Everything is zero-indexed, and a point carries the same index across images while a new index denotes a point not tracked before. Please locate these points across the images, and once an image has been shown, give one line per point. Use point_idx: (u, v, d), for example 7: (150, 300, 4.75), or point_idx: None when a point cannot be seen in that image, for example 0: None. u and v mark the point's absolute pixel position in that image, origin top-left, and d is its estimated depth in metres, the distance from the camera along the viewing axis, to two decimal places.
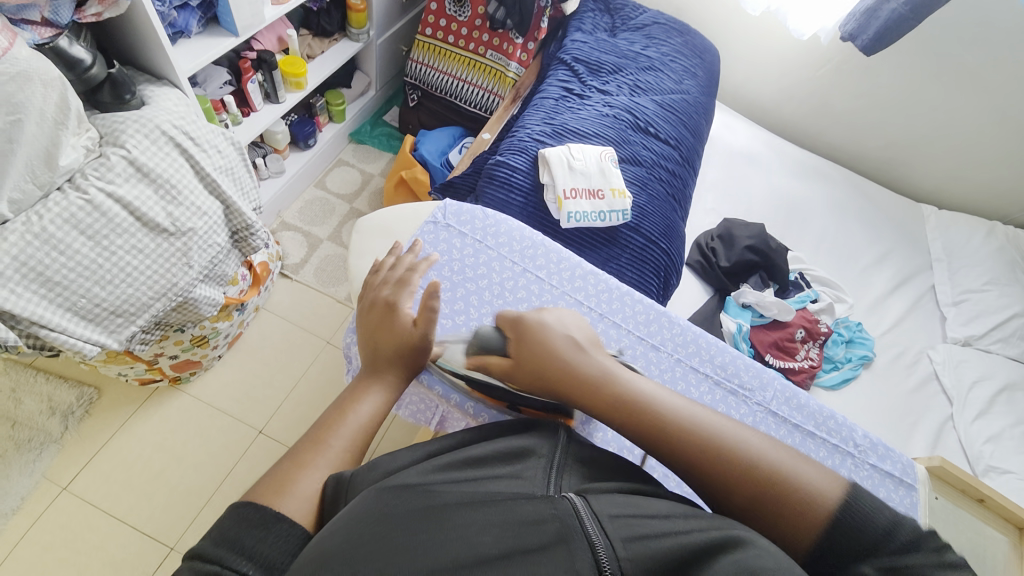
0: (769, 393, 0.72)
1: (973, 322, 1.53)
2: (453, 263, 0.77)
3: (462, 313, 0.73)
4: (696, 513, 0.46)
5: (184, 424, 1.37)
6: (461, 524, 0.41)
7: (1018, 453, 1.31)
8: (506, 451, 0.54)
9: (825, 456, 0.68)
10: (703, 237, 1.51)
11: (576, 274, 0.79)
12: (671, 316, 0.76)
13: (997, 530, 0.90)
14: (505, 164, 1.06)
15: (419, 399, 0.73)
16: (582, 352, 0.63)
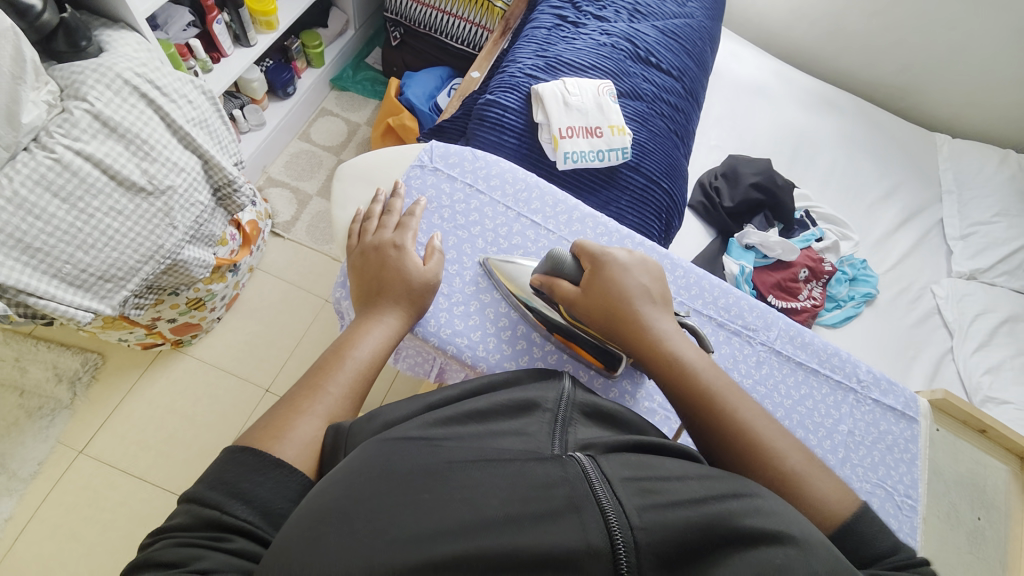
0: (774, 332, 0.69)
1: (980, 255, 1.50)
2: (444, 210, 0.72)
3: (455, 262, 0.70)
4: (713, 476, 0.45)
5: (191, 386, 1.38)
6: (467, 487, 0.39)
7: (1017, 383, 1.32)
8: (511, 404, 0.52)
9: (828, 393, 0.67)
10: (707, 176, 1.45)
11: (574, 217, 0.75)
12: (672, 258, 0.71)
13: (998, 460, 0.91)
14: (497, 103, 1.00)
15: (416, 351, 0.72)
16: (645, 288, 0.62)
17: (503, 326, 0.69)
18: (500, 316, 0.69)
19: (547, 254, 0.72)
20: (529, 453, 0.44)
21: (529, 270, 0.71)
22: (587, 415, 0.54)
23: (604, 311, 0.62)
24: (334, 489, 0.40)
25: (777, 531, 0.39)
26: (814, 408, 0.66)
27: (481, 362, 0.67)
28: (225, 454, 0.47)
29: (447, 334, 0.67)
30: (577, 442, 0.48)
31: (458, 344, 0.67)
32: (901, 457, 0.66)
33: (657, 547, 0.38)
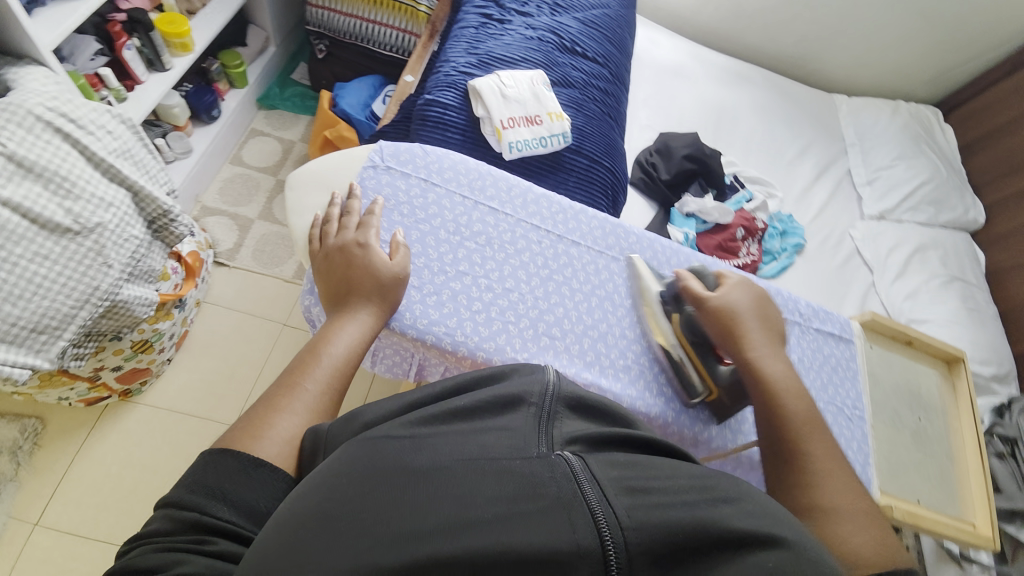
0: (723, 281, 0.75)
1: (886, 197, 1.68)
2: (402, 206, 0.73)
3: (421, 255, 0.71)
4: (704, 475, 0.45)
5: (148, 435, 1.29)
6: (453, 495, 0.39)
7: (932, 304, 1.49)
8: (498, 399, 0.51)
9: (775, 329, 0.74)
10: (642, 154, 1.52)
11: (529, 199, 0.78)
12: (624, 226, 0.80)
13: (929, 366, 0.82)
14: (437, 102, 1.02)
15: (393, 349, 0.72)
16: (751, 311, 0.71)
17: (477, 310, 0.70)
18: (473, 300, 0.71)
19: (508, 237, 0.75)
20: (516, 449, 0.44)
21: (493, 254, 0.74)
22: (573, 408, 0.52)
23: (725, 320, 0.69)
24: (318, 493, 0.42)
25: (773, 531, 0.40)
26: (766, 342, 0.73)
27: (462, 347, 0.68)
28: (204, 458, 0.46)
29: (424, 325, 0.67)
30: (564, 438, 0.47)
31: (436, 333, 0.67)
32: (845, 374, 0.75)
33: (648, 549, 0.37)
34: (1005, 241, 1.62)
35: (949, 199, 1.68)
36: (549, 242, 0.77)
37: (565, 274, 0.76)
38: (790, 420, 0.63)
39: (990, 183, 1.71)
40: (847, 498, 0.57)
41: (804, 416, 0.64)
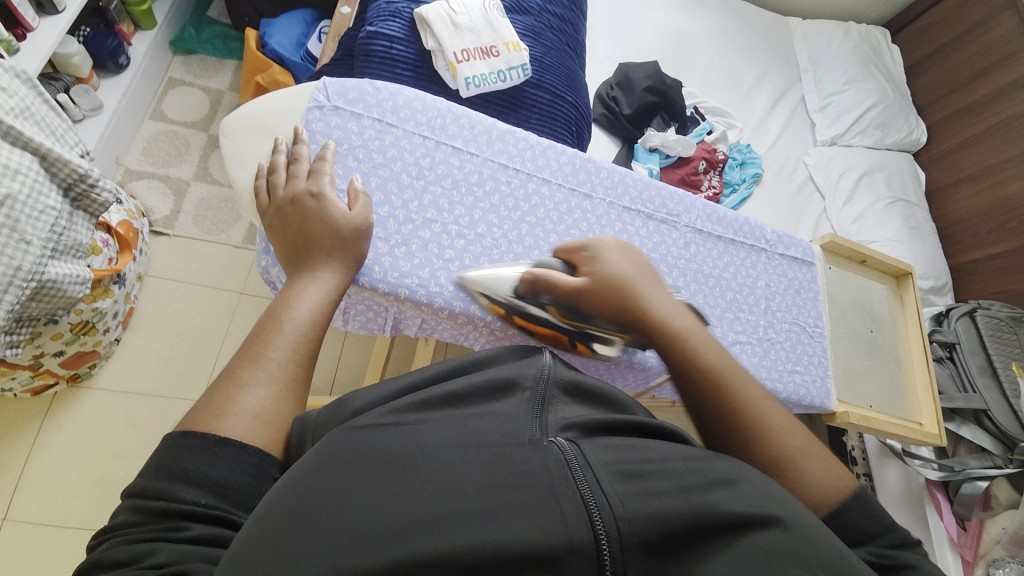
0: (695, 214, 0.74)
1: (837, 122, 1.71)
2: (357, 150, 0.67)
3: (384, 204, 0.66)
4: (698, 457, 0.44)
5: (108, 420, 1.23)
6: (438, 488, 0.37)
7: (880, 224, 1.57)
8: (492, 384, 0.50)
9: (745, 257, 0.75)
10: (603, 87, 1.47)
11: (494, 136, 0.71)
12: (594, 161, 0.71)
13: (879, 282, 0.86)
14: (382, 34, 0.93)
15: (366, 304, 0.69)
16: (637, 273, 0.62)
17: (450, 258, 0.66)
18: (444, 248, 0.67)
19: (475, 178, 0.69)
20: (511, 437, 0.43)
21: (462, 198, 0.68)
22: (571, 392, 0.52)
23: (614, 297, 0.60)
24: (296, 493, 0.39)
25: (766, 510, 0.39)
26: (736, 272, 0.74)
27: (438, 298, 0.65)
28: (165, 441, 0.43)
29: (396, 278, 0.64)
30: (563, 424, 0.45)
31: (409, 286, 0.64)
32: (807, 295, 0.78)
33: (643, 540, 0.36)
34: (944, 160, 1.68)
35: (895, 121, 1.73)
36: (518, 182, 0.70)
37: (538, 215, 0.69)
38: (700, 387, 0.55)
39: (933, 103, 1.76)
40: (792, 434, 0.52)
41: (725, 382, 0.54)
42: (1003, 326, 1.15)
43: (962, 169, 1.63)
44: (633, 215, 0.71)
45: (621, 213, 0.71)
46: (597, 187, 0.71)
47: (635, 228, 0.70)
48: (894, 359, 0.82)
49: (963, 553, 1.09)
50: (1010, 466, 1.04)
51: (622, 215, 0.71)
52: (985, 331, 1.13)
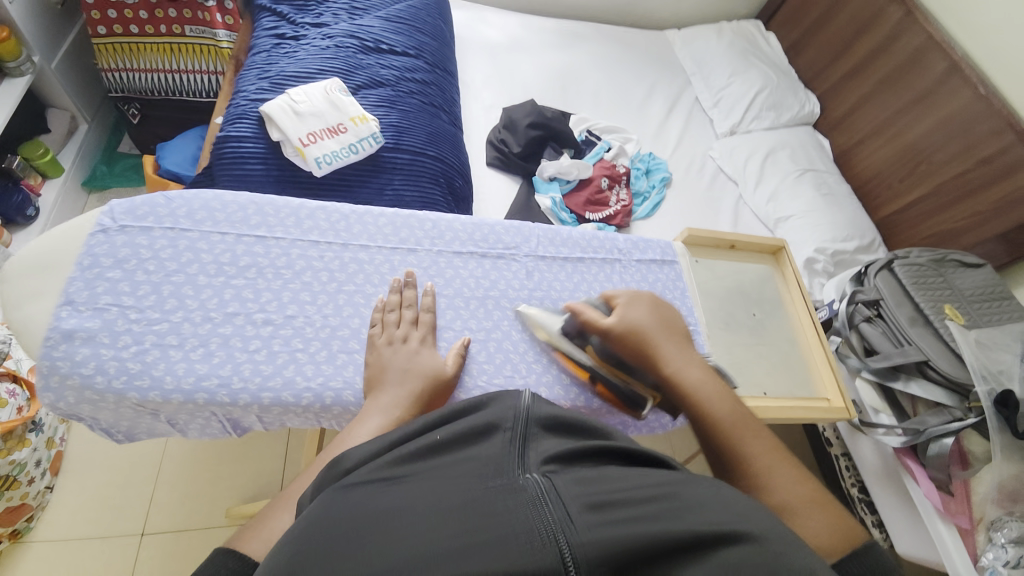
0: (533, 242, 0.81)
1: (732, 113, 1.75)
2: (147, 261, 0.64)
3: (178, 308, 0.63)
4: (670, 480, 0.44)
5: (48, 575, 1.11)
6: (411, 536, 0.37)
7: (794, 198, 1.55)
8: (474, 428, 0.49)
9: (598, 271, 0.80)
10: (492, 133, 1.51)
11: (302, 216, 0.72)
12: (417, 216, 0.77)
13: (754, 262, 0.90)
14: (231, 136, 0.96)
15: (188, 416, 0.62)
16: (656, 325, 0.70)
17: (256, 348, 0.63)
18: (249, 339, 0.64)
19: (283, 261, 0.69)
20: (487, 480, 0.42)
21: (268, 284, 0.67)
22: (550, 427, 0.50)
23: (631, 340, 0.68)
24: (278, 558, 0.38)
25: (731, 525, 0.39)
26: (589, 288, 0.80)
27: (242, 395, 0.61)
28: None
29: (191, 383, 0.60)
30: (543, 458, 0.45)
31: (208, 388, 0.60)
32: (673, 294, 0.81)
33: (609, 562, 0.35)
34: (842, 125, 1.71)
35: (786, 100, 1.77)
36: (333, 253, 0.71)
37: (358, 281, 0.71)
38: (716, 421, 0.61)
39: (819, 75, 1.81)
40: (796, 487, 0.54)
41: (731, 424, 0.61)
42: (926, 271, 1.11)
43: (859, 129, 1.64)
44: (466, 256, 0.77)
45: (451, 259, 0.76)
46: (420, 240, 0.76)
47: (468, 269, 0.76)
48: (783, 338, 0.84)
49: (958, 522, 0.95)
50: (971, 416, 0.93)
51: (452, 260, 0.76)
52: (907, 280, 1.09)
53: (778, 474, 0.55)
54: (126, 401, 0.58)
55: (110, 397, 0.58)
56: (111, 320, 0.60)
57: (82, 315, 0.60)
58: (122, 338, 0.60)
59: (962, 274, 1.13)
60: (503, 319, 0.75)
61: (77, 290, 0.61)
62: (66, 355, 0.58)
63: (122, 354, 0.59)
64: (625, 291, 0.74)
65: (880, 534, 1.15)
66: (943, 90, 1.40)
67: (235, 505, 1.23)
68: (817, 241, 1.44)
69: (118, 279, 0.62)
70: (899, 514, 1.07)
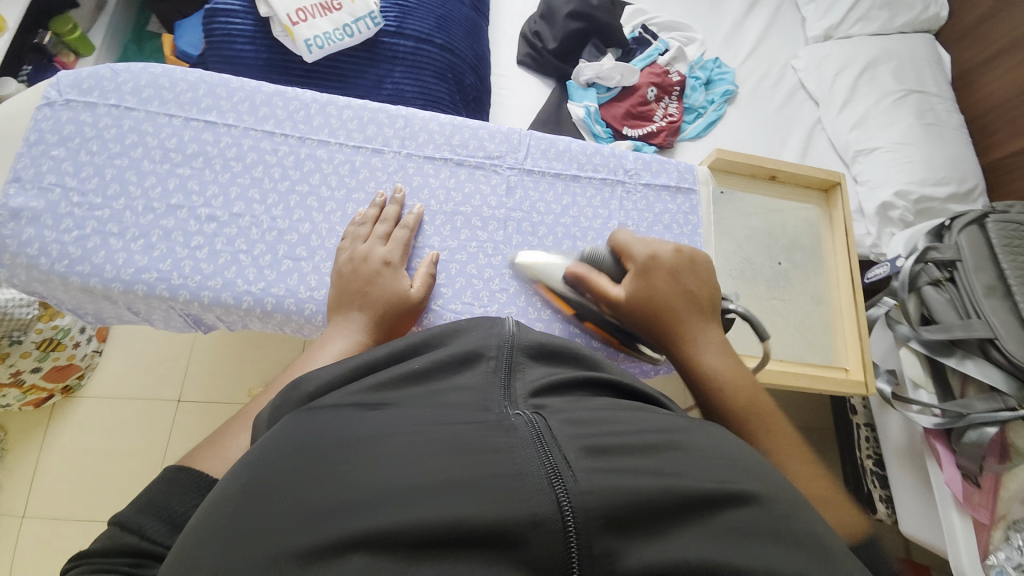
0: (522, 153, 0.72)
1: (831, 13, 1.40)
2: (92, 142, 0.62)
3: (122, 194, 0.61)
4: (671, 426, 0.36)
5: (102, 424, 1.28)
6: (384, 462, 0.30)
7: (887, 126, 1.25)
8: (454, 355, 0.41)
9: (596, 193, 0.72)
10: (526, 24, 1.31)
11: (257, 102, 0.67)
12: (386, 110, 0.69)
13: (800, 202, 0.82)
14: (221, 9, 0.88)
15: (148, 306, 0.62)
16: (689, 299, 0.59)
17: (197, 245, 0.61)
18: (191, 235, 0.61)
19: (233, 152, 0.64)
20: (473, 414, 0.35)
21: (214, 176, 0.63)
22: (542, 358, 0.42)
23: (649, 315, 0.59)
24: (230, 483, 0.32)
25: (744, 483, 0.32)
26: (580, 212, 0.71)
27: (182, 291, 0.59)
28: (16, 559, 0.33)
29: (131, 274, 0.59)
30: (530, 392, 0.37)
31: (147, 280, 0.59)
32: (682, 230, 0.72)
33: (610, 515, 0.28)
34: (970, 36, 1.34)
35: None
36: (287, 147, 0.66)
37: (312, 182, 0.65)
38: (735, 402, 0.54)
39: None
40: (810, 478, 0.48)
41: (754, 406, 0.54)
42: None
43: (989, 44, 1.29)
44: (438, 163, 0.70)
45: (420, 164, 0.69)
46: (388, 139, 0.69)
47: (439, 178, 0.69)
48: (807, 296, 0.79)
49: (977, 515, 0.84)
50: None
51: (422, 165, 0.69)
52: (995, 241, 0.89)
53: (797, 462, 0.49)
54: (70, 284, 0.58)
55: (56, 278, 0.58)
56: (54, 202, 0.60)
57: (28, 194, 0.59)
58: (64, 221, 0.59)
59: None
60: (471, 240, 0.67)
61: (24, 167, 0.60)
62: (13, 234, 0.58)
63: (65, 238, 0.59)
64: (643, 248, 0.62)
65: (885, 509, 1.08)
66: None
67: (258, 386, 1.33)
68: (900, 181, 1.18)
69: (62, 159, 0.61)
70: (913, 493, 0.98)
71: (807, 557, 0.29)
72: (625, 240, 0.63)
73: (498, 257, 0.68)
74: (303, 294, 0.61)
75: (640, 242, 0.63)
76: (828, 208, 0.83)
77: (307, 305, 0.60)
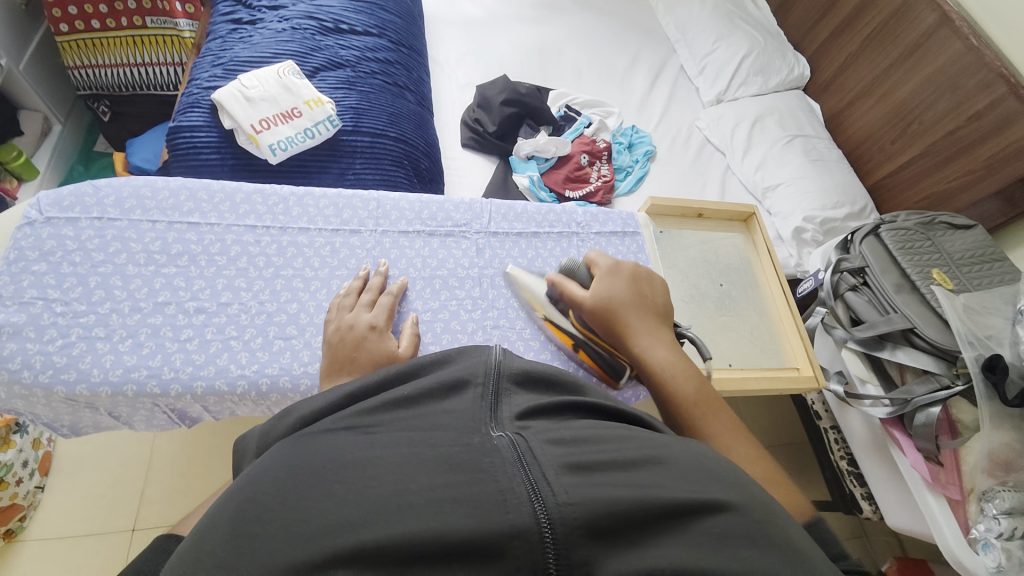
0: (486, 219, 0.84)
1: (717, 81, 1.67)
2: (75, 254, 0.68)
3: (105, 300, 0.66)
4: (655, 443, 0.40)
5: (45, 574, 1.08)
6: (373, 488, 0.32)
7: (783, 166, 1.47)
8: (443, 382, 0.44)
9: (555, 244, 0.84)
10: (466, 113, 1.47)
11: (238, 201, 0.76)
12: (359, 196, 0.80)
13: (726, 232, 0.95)
14: (185, 126, 0.95)
15: (128, 407, 0.65)
16: (640, 302, 0.68)
17: (188, 337, 0.66)
18: (180, 329, 0.66)
19: (218, 248, 0.72)
20: (460, 435, 0.38)
21: (201, 271, 0.70)
22: (524, 383, 0.46)
23: (606, 318, 0.67)
24: (223, 507, 0.33)
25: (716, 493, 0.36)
26: (545, 262, 0.82)
27: (173, 384, 0.63)
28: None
29: (119, 375, 0.62)
30: (517, 415, 0.41)
31: (136, 379, 0.62)
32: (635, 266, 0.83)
33: (589, 525, 0.32)
34: (832, 87, 1.64)
35: (773, 64, 1.68)
36: (269, 237, 0.74)
37: (296, 266, 0.73)
38: (685, 393, 0.60)
39: (807, 34, 1.73)
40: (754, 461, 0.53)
41: (701, 396, 0.60)
42: (913, 235, 1.07)
43: (850, 89, 1.57)
44: (412, 235, 0.80)
45: (396, 239, 0.79)
46: (364, 221, 0.79)
47: (414, 249, 0.79)
48: (751, 310, 0.89)
49: (949, 493, 0.92)
50: (959, 383, 0.89)
51: (398, 240, 0.79)
52: (891, 245, 1.05)
53: (742, 449, 0.54)
54: (54, 395, 0.61)
55: (38, 391, 0.61)
56: (37, 314, 0.63)
57: (9, 310, 0.63)
58: (48, 332, 0.63)
59: (951, 236, 1.09)
60: (451, 299, 0.76)
61: (3, 285, 0.64)
62: None
63: (48, 348, 0.62)
64: (609, 260, 0.73)
65: (870, 507, 1.13)
66: (932, 41, 1.32)
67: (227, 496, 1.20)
68: (805, 209, 1.37)
69: (43, 272, 0.66)
70: (887, 485, 1.05)
71: (779, 561, 0.32)
72: (595, 257, 0.74)
73: (478, 312, 0.76)
74: (297, 370, 0.66)
75: (608, 258, 0.74)
76: (751, 234, 0.96)
77: (302, 380, 0.66)
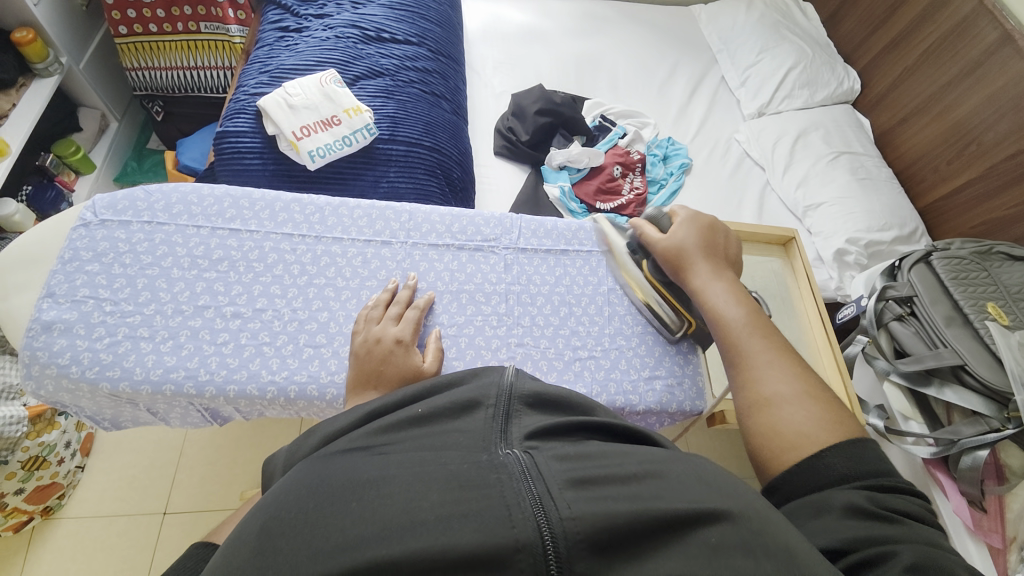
0: (515, 234, 0.84)
1: (760, 93, 1.61)
2: (126, 255, 0.71)
3: (151, 302, 0.69)
4: (656, 457, 0.39)
5: (85, 547, 1.15)
6: (385, 501, 0.33)
7: (827, 183, 1.41)
8: (456, 402, 0.43)
9: (582, 262, 0.84)
10: (500, 121, 1.47)
11: (277, 209, 0.78)
12: (392, 208, 0.82)
13: (761, 254, 0.92)
14: (230, 131, 0.99)
15: (166, 404, 0.68)
16: (709, 250, 0.72)
17: (223, 341, 0.68)
18: (217, 333, 0.69)
19: (255, 255, 0.75)
20: (468, 452, 0.38)
21: (239, 277, 0.73)
22: (536, 405, 0.45)
23: (672, 258, 0.72)
24: (250, 524, 0.34)
25: (717, 505, 0.34)
26: (571, 280, 0.82)
27: (208, 387, 0.66)
28: None
29: (159, 375, 0.65)
30: (526, 435, 0.40)
31: (175, 379, 0.65)
32: None
33: (592, 539, 0.31)
34: (884, 102, 1.56)
35: (820, 77, 1.61)
36: (305, 246, 0.77)
37: (329, 275, 0.75)
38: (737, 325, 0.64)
39: (859, 47, 1.66)
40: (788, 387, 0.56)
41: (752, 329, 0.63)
42: (967, 265, 1.00)
43: (902, 106, 1.50)
44: (443, 247, 0.81)
45: (426, 251, 0.80)
46: (396, 232, 0.81)
47: (443, 262, 0.80)
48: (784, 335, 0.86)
49: (990, 540, 0.87)
50: (1010, 427, 0.83)
51: (428, 253, 0.80)
52: (944, 275, 0.98)
53: (781, 378, 0.57)
54: (100, 389, 0.65)
55: (85, 385, 0.64)
56: (87, 312, 0.67)
57: (62, 307, 0.67)
58: (96, 329, 0.66)
59: (1010, 268, 1.01)
60: (477, 314, 0.76)
61: (58, 283, 0.68)
62: (44, 345, 0.65)
63: (96, 345, 0.66)
64: (690, 211, 0.76)
65: None
66: (993, 60, 1.26)
67: (250, 487, 1.24)
68: (849, 231, 1.31)
69: (95, 272, 0.70)
70: None
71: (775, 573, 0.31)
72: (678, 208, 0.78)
73: (503, 328, 0.76)
74: (325, 378, 0.68)
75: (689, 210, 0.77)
76: (789, 258, 0.92)
77: (329, 389, 0.67)
